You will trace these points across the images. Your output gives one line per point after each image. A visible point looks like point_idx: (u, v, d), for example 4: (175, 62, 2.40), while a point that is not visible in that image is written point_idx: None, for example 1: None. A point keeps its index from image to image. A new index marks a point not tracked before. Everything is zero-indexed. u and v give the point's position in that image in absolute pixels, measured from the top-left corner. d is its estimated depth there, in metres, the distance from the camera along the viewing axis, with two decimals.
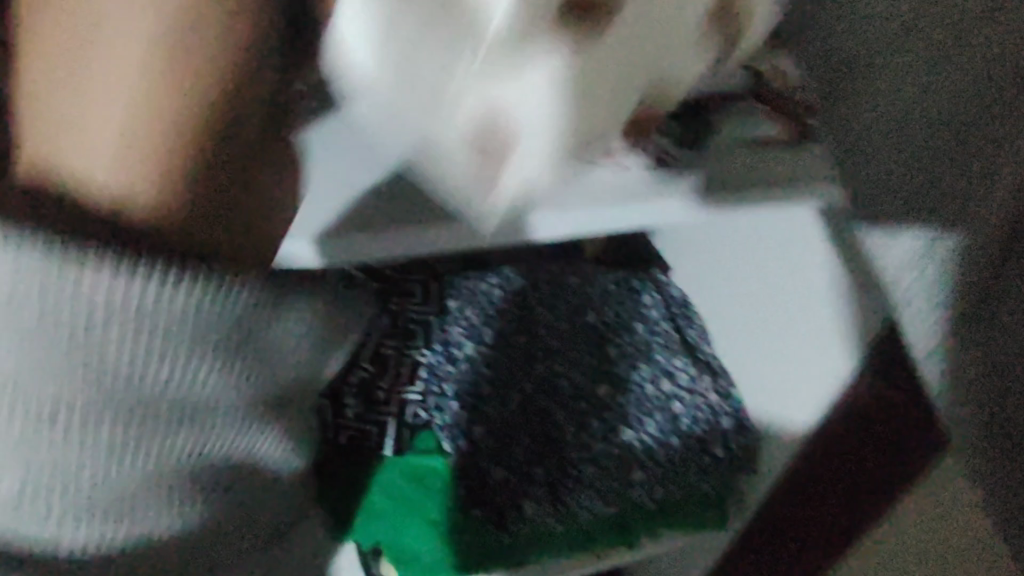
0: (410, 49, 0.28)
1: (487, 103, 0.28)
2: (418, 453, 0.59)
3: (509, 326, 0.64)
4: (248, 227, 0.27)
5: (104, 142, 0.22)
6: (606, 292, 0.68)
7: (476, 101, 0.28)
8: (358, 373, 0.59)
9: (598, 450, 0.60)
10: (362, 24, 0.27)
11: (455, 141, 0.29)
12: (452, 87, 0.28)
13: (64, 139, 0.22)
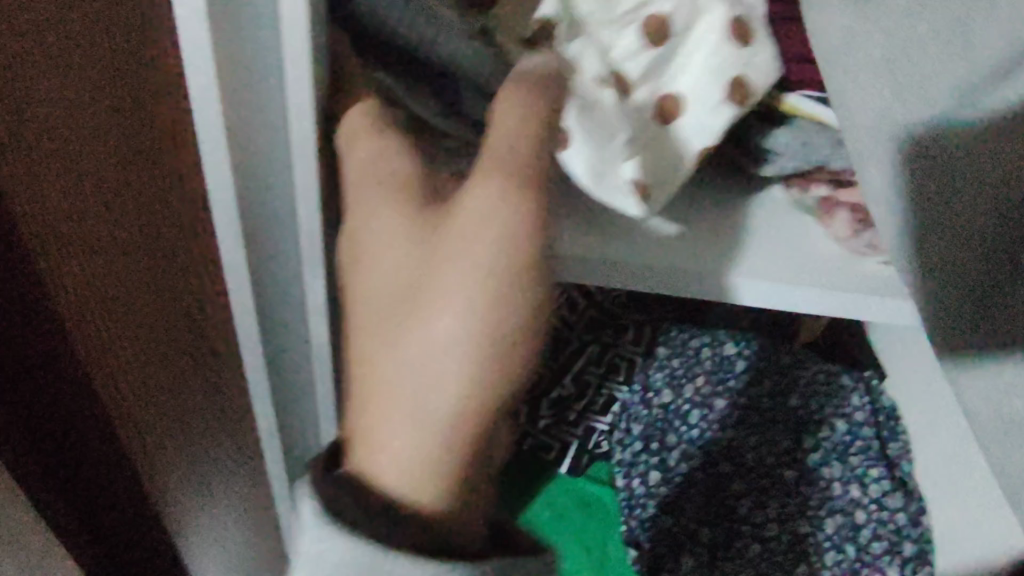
0: (589, 136, 0.32)
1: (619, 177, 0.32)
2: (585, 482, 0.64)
3: (709, 385, 0.65)
4: (468, 451, 0.29)
5: (408, 452, 0.28)
6: (817, 380, 0.66)
7: (621, 173, 0.33)
8: (557, 388, 0.66)
9: (769, 534, 0.59)
10: (579, 116, 0.32)
11: (616, 188, 0.32)
12: (593, 141, 0.32)
13: (385, 442, 0.28)
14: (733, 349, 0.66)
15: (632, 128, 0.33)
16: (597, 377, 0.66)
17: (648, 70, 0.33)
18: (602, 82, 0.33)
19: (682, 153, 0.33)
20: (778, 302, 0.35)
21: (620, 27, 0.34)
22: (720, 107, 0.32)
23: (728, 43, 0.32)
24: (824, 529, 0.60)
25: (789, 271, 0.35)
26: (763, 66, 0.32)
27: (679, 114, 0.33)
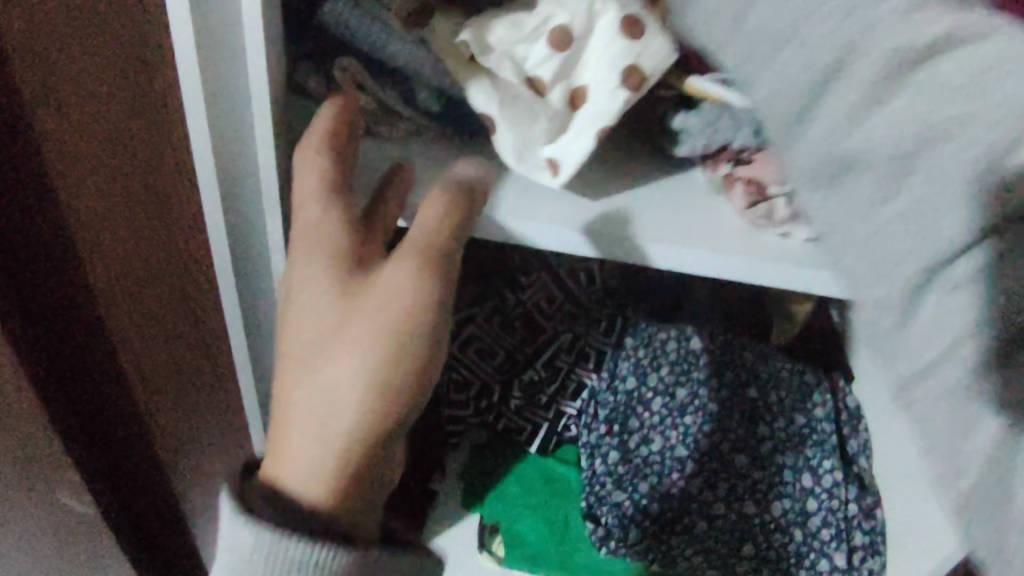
0: (507, 121, 0.38)
1: (530, 157, 0.39)
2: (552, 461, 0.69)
3: (673, 376, 0.68)
4: (361, 463, 0.39)
5: (308, 459, 0.39)
6: (779, 375, 0.68)
7: (538, 155, 0.39)
8: (528, 373, 0.69)
9: (717, 512, 0.64)
10: (497, 104, 0.38)
11: (529, 167, 0.39)
12: (511, 127, 0.38)
13: (294, 448, 0.39)
14: (698, 342, 0.69)
15: (549, 116, 0.38)
16: (568, 364, 0.70)
17: (558, 69, 0.38)
18: (520, 84, 0.38)
19: (582, 141, 0.38)
20: (665, 259, 0.39)
21: (529, 37, 0.38)
22: (616, 90, 0.37)
23: (619, 38, 0.36)
24: (771, 513, 0.64)
25: (676, 234, 0.39)
26: (653, 54, 0.36)
27: (585, 107, 0.38)
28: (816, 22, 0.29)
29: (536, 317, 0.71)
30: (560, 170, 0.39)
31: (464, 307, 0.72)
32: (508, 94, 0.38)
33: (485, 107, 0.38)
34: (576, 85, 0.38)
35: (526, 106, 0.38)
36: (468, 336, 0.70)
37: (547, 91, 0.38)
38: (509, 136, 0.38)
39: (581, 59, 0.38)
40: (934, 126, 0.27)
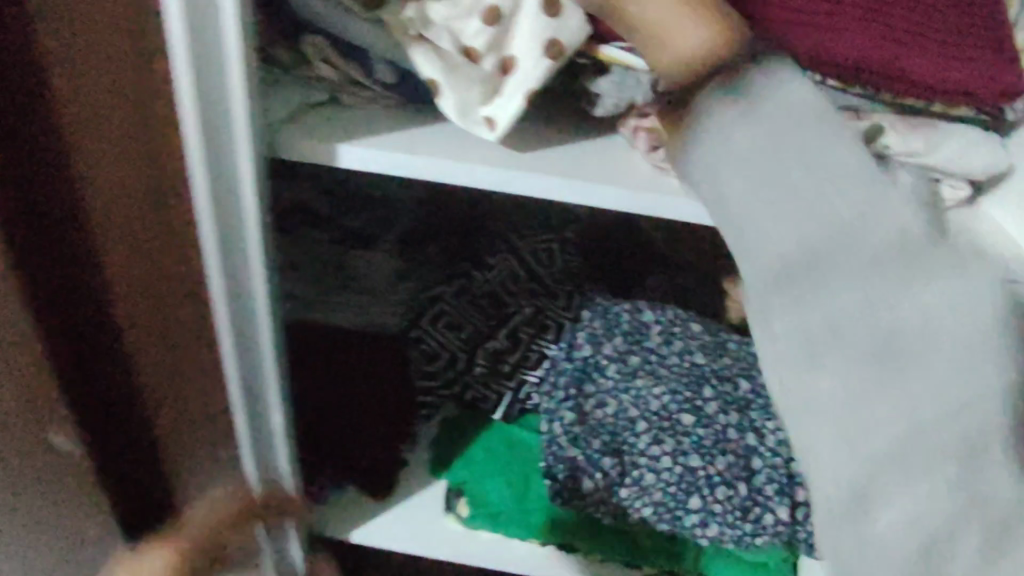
0: (449, 82, 0.44)
1: (467, 109, 0.44)
2: (515, 427, 0.74)
3: (626, 344, 0.72)
4: None
5: None
6: (724, 344, 0.72)
7: (477, 112, 0.44)
8: (492, 342, 0.73)
9: (663, 466, 0.67)
10: (438, 65, 0.43)
11: (460, 115, 0.44)
12: (452, 87, 0.44)
13: None
14: (651, 316, 0.74)
15: (482, 79, 0.44)
16: (529, 336, 0.73)
17: (491, 41, 0.43)
18: (456, 55, 0.44)
19: (513, 98, 0.43)
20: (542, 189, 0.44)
21: (466, 14, 0.42)
22: (539, 61, 0.42)
23: (540, 14, 0.42)
24: (715, 468, 0.66)
25: (590, 172, 0.44)
26: (570, 28, 0.42)
27: (516, 70, 0.43)
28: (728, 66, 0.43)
29: (501, 292, 0.76)
30: (496, 124, 0.44)
31: (435, 283, 0.76)
32: (449, 59, 0.44)
33: (427, 68, 0.44)
34: (511, 51, 0.43)
35: (463, 70, 0.44)
36: (437, 309, 0.74)
37: (480, 61, 0.44)
38: (450, 95, 0.44)
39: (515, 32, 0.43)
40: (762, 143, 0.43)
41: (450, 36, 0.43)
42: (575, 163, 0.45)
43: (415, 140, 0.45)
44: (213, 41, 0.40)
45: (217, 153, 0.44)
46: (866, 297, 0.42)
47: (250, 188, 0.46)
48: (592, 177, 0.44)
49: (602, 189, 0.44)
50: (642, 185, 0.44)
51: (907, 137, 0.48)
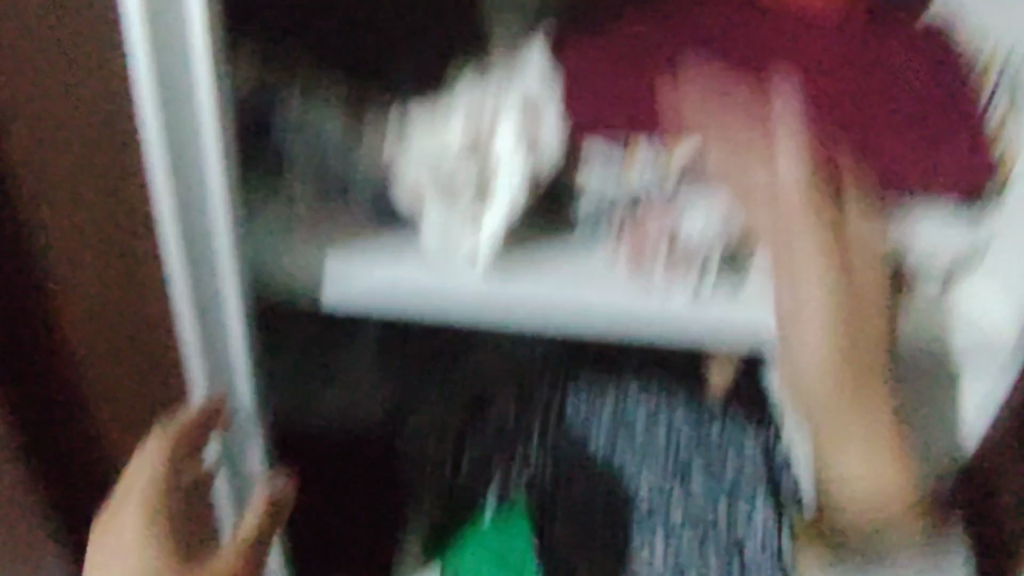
0: (433, 201, 0.51)
1: (449, 222, 0.50)
2: (517, 511, 0.69)
3: (614, 432, 0.73)
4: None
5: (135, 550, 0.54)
6: (711, 427, 0.72)
7: (467, 231, 0.50)
8: (479, 439, 0.74)
9: (652, 557, 0.67)
10: (424, 185, 0.51)
11: (439, 237, 0.51)
12: (435, 209, 0.51)
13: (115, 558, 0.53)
14: (636, 398, 0.74)
15: (469, 199, 0.50)
16: (515, 431, 0.74)
17: (474, 165, 0.50)
18: (439, 175, 0.51)
19: (492, 212, 0.51)
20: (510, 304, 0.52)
21: (452, 149, 0.51)
22: (514, 184, 0.50)
23: (513, 140, 0.50)
24: (704, 556, 0.67)
25: (564, 277, 0.52)
26: (546, 149, 0.51)
27: (497, 192, 0.50)
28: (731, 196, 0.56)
29: (484, 381, 0.76)
30: (480, 246, 0.51)
31: (416, 380, 0.75)
32: (433, 180, 0.51)
33: (415, 188, 0.51)
34: (491, 172, 0.50)
35: (453, 188, 0.50)
36: (417, 410, 0.74)
37: (462, 184, 0.50)
38: (434, 216, 0.51)
39: (494, 154, 0.51)
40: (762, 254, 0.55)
41: (436, 162, 0.51)
42: (543, 268, 0.53)
43: (410, 250, 0.52)
44: (193, 141, 0.44)
45: (207, 252, 0.48)
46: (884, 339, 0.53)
47: (233, 288, 0.50)
48: (552, 281, 0.52)
49: (562, 287, 0.52)
50: (601, 285, 0.52)
51: (878, 219, 0.53)
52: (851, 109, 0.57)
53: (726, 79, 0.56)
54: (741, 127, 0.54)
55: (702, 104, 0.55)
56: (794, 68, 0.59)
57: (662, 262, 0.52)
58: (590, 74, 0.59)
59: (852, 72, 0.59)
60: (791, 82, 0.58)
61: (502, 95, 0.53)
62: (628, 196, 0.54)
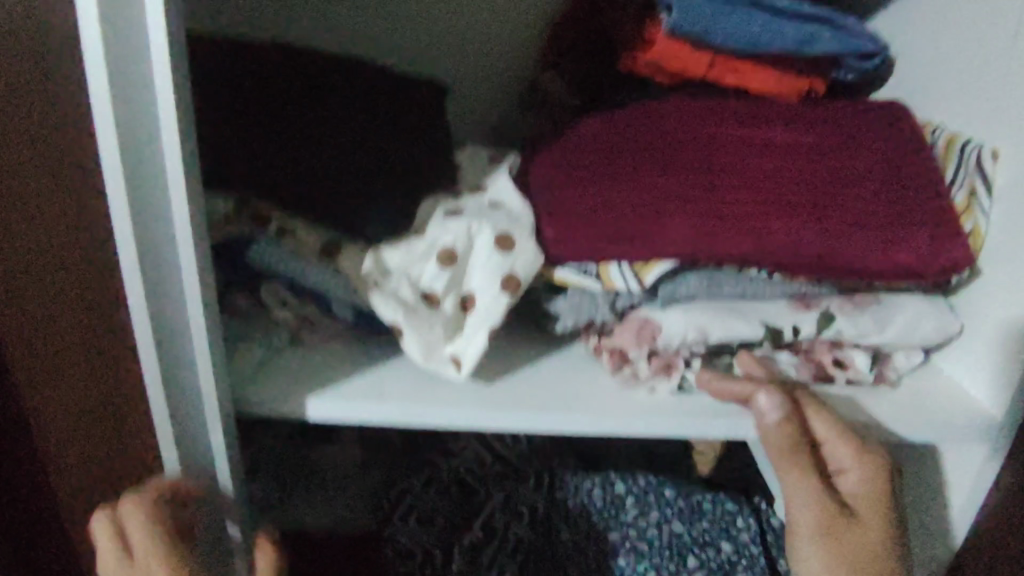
0: (411, 322, 0.45)
1: (437, 349, 0.45)
2: None
3: (604, 521, 0.69)
4: None
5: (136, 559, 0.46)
6: (701, 508, 0.70)
7: (447, 352, 0.46)
8: (466, 535, 0.67)
9: None
10: (396, 310, 0.45)
11: (422, 356, 0.45)
12: (412, 331, 0.45)
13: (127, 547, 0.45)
14: (624, 488, 0.71)
15: (446, 320, 0.45)
16: (503, 523, 0.67)
17: (453, 282, 0.46)
18: (417, 301, 0.46)
19: (477, 328, 0.45)
20: (487, 421, 0.46)
21: (418, 262, 0.46)
22: (497, 296, 0.45)
23: (494, 252, 0.45)
24: None
25: (554, 400, 0.47)
26: (526, 259, 0.46)
27: (477, 307, 0.45)
28: (750, 281, 0.49)
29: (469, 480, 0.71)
30: (462, 364, 0.45)
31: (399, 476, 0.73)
32: (416, 309, 0.45)
33: (385, 309, 0.45)
34: (467, 287, 0.46)
35: (433, 310, 0.45)
36: (405, 503, 0.69)
37: (440, 305, 0.46)
38: (414, 339, 0.45)
39: (476, 264, 0.46)
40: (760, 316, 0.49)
41: (402, 278, 0.46)
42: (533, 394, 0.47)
43: (383, 386, 0.47)
44: (173, 311, 0.41)
45: (184, 417, 0.44)
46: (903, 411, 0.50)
47: (219, 447, 0.46)
48: (555, 401, 0.47)
49: (571, 404, 0.47)
50: (653, 408, 0.47)
51: (854, 319, 0.50)
52: (809, 179, 0.51)
53: (694, 154, 0.52)
54: (703, 201, 0.48)
55: (682, 191, 0.49)
56: (764, 144, 0.52)
57: (668, 387, 0.48)
58: (562, 167, 0.52)
59: (821, 152, 0.53)
60: (746, 156, 0.52)
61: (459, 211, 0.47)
62: (610, 305, 0.48)
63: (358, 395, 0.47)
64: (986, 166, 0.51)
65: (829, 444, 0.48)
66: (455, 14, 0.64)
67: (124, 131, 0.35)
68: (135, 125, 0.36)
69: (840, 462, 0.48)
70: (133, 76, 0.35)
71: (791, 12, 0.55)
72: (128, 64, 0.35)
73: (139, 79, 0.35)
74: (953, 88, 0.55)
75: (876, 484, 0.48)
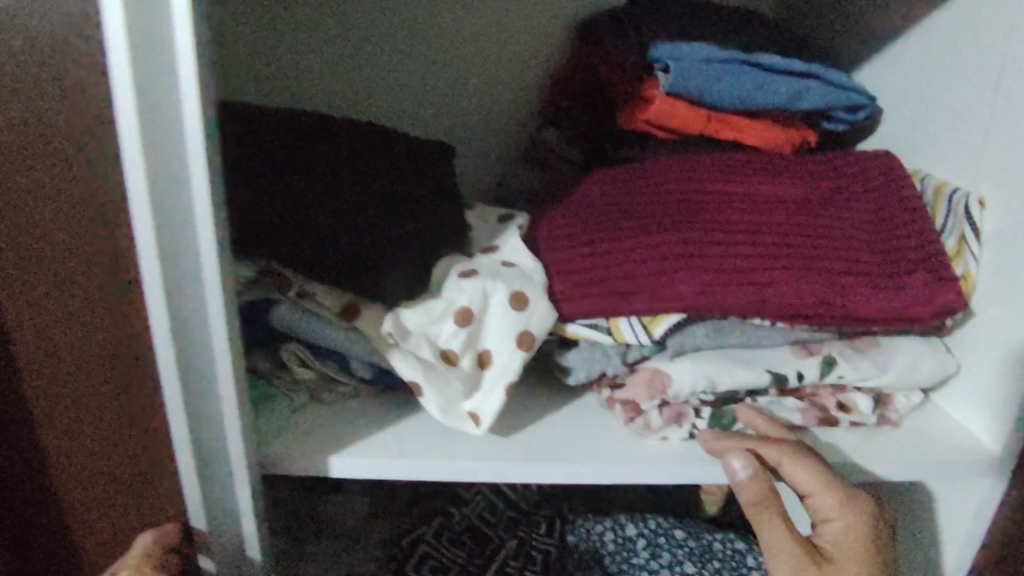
0: (429, 381, 0.47)
1: (456, 405, 0.47)
2: None
3: (616, 564, 0.69)
4: None
5: None
6: (711, 548, 0.70)
7: (465, 407, 0.48)
8: None
9: None
10: (414, 371, 0.47)
11: (440, 413, 0.47)
12: (429, 390, 0.47)
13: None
14: (633, 529, 0.72)
15: (463, 377, 0.47)
16: (517, 569, 0.67)
17: (469, 341, 0.47)
18: (436, 360, 0.47)
19: (495, 386, 0.47)
20: (504, 473, 0.47)
21: (434, 322, 0.47)
22: (514, 353, 0.47)
23: (509, 311, 0.47)
24: None
25: (566, 451, 0.48)
26: (541, 316, 0.48)
27: (495, 365, 0.47)
28: (756, 330, 0.51)
29: (480, 528, 0.72)
30: (480, 419, 0.47)
31: (411, 527, 0.71)
32: (434, 368, 0.47)
33: (403, 369, 0.47)
34: (485, 346, 0.48)
35: (450, 367, 0.47)
36: (420, 552, 0.67)
37: (458, 362, 0.47)
38: (432, 397, 0.47)
39: (492, 324, 0.48)
40: (767, 363, 0.51)
41: (418, 338, 0.47)
42: (547, 444, 0.49)
43: (400, 443, 0.49)
44: (202, 373, 0.43)
45: (213, 477, 0.46)
46: (907, 450, 0.52)
47: (247, 507, 0.48)
48: (570, 450, 0.48)
49: (584, 452, 0.48)
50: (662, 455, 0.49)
51: (855, 362, 0.52)
52: (808, 230, 0.53)
53: (697, 207, 0.54)
54: (708, 254, 0.51)
55: (687, 244, 0.51)
56: (762, 197, 0.55)
57: (679, 435, 0.50)
58: (571, 222, 0.54)
59: (817, 203, 0.55)
60: (746, 208, 0.54)
61: (475, 270, 0.49)
62: (622, 359, 0.50)
63: (359, 452, 0.48)
64: (974, 213, 0.54)
65: (814, 495, 0.48)
66: (459, 74, 0.67)
67: (158, 211, 0.38)
68: (169, 206, 0.39)
69: (825, 511, 0.48)
70: (168, 163, 0.38)
71: (782, 69, 0.58)
72: (163, 151, 0.37)
73: (173, 164, 0.38)
74: (939, 139, 0.58)
75: (856, 534, 0.49)
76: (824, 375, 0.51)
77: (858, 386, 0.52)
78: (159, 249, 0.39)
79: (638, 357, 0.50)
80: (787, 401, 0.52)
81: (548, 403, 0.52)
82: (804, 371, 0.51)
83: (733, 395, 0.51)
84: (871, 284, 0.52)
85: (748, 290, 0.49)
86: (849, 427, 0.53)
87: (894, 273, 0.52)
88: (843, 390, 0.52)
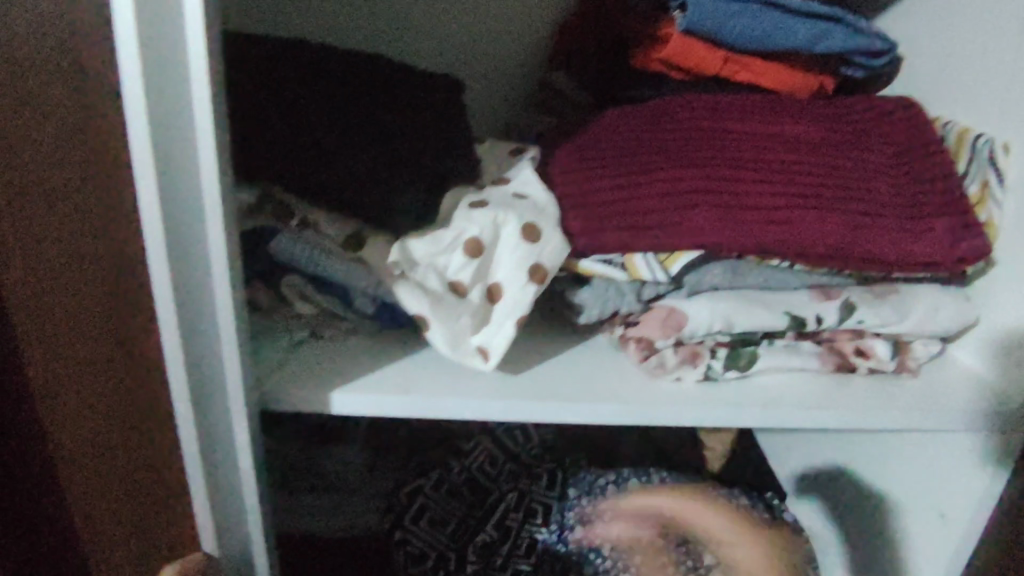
0: (434, 312, 0.45)
1: (463, 339, 0.45)
2: None
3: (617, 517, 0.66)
4: None
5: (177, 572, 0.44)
6: None
7: (472, 342, 0.46)
8: (481, 534, 0.66)
9: None
10: (421, 301, 0.44)
11: (447, 346, 0.45)
12: (438, 321, 0.45)
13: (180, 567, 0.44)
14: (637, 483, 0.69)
15: (471, 309, 0.46)
16: (518, 523, 0.67)
17: (479, 273, 0.46)
18: (444, 290, 0.45)
19: (506, 320, 0.46)
20: (513, 412, 0.45)
21: (443, 254, 0.45)
22: (525, 288, 0.46)
23: (522, 243, 0.46)
24: None
25: (577, 393, 0.46)
26: (552, 252, 0.47)
27: (505, 299, 0.46)
28: (771, 272, 0.50)
29: (479, 481, 0.71)
30: (488, 354, 0.46)
31: (411, 478, 0.69)
32: (440, 298, 0.45)
33: (408, 300, 0.44)
34: (494, 278, 0.46)
35: (457, 300, 0.45)
36: (418, 503, 0.67)
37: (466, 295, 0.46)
38: (440, 329, 0.45)
39: (501, 256, 0.46)
40: (784, 305, 0.50)
41: (423, 267, 0.45)
42: (556, 384, 0.47)
43: (404, 378, 0.47)
44: None
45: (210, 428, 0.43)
46: (923, 394, 0.51)
47: None
48: (580, 388, 0.47)
49: (597, 392, 0.47)
50: (681, 399, 0.47)
51: (875, 308, 0.50)
52: (829, 171, 0.51)
53: (715, 145, 0.52)
54: (729, 192, 0.49)
55: (707, 182, 0.49)
56: (782, 138, 0.53)
57: (694, 376, 0.48)
58: (584, 161, 0.53)
59: (837, 145, 0.53)
60: (767, 147, 0.52)
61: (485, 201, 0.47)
62: (635, 296, 0.49)
63: (370, 384, 0.47)
64: (998, 157, 0.52)
65: None
66: (465, 13, 0.64)
67: None
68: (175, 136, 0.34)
69: None
70: (173, 88, 0.33)
71: (804, 11, 0.56)
72: (164, 74, 0.33)
73: (178, 88, 0.34)
74: (960, 84, 0.56)
75: None
76: (843, 318, 0.50)
77: (877, 331, 0.51)
78: (162, 188, 0.35)
79: (652, 295, 0.49)
80: (801, 344, 0.51)
81: (561, 343, 0.51)
82: (822, 314, 0.50)
83: (747, 336, 0.50)
84: (893, 225, 0.50)
85: (770, 229, 0.47)
86: (867, 374, 0.52)
87: (919, 217, 0.50)
88: (860, 336, 0.51)
